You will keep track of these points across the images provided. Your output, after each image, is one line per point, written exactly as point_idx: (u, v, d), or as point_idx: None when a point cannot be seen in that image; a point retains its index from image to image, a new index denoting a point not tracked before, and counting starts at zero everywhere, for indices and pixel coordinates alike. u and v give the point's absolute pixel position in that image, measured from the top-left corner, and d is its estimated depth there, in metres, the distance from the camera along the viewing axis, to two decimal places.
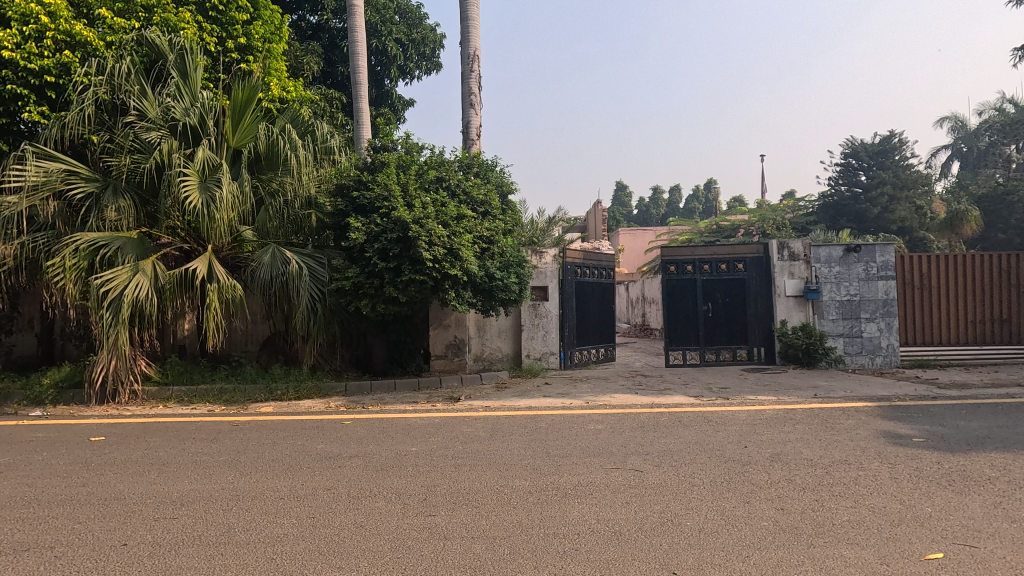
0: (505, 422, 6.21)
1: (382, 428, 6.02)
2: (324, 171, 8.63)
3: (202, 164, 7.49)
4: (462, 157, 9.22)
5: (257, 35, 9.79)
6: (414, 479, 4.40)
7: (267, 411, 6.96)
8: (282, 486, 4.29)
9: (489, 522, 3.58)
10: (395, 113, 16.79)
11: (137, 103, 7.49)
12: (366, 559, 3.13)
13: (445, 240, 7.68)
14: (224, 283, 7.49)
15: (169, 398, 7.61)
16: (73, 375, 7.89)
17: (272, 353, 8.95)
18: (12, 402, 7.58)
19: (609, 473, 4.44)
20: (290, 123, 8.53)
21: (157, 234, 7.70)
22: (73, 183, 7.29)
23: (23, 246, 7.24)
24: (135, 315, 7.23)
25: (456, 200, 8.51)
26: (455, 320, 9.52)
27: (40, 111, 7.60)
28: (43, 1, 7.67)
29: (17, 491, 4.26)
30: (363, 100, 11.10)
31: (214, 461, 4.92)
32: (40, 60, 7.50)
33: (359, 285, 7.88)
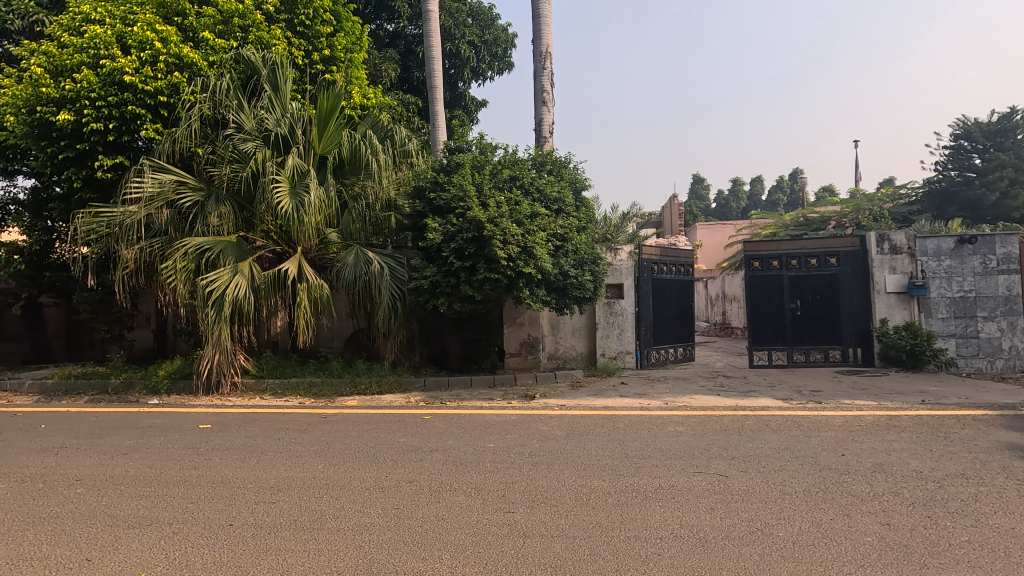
0: (581, 421, 6.15)
1: (460, 423, 6.15)
2: (402, 174, 8.96)
3: (292, 170, 8.00)
4: (535, 155, 9.23)
5: (340, 47, 10.31)
6: (492, 475, 4.45)
7: (352, 405, 7.33)
8: (367, 477, 4.48)
9: (568, 521, 3.55)
10: (468, 113, 17.09)
11: (235, 117, 8.11)
12: (449, 552, 3.20)
13: (519, 239, 7.73)
14: (313, 283, 7.99)
15: (265, 390, 8.20)
16: (183, 366, 8.66)
17: (356, 349, 9.40)
18: (134, 391, 8.44)
19: (692, 477, 4.27)
20: (371, 129, 8.95)
21: (253, 238, 8.30)
22: (182, 193, 8.00)
23: (142, 251, 7.99)
24: (235, 313, 7.84)
25: (530, 198, 8.54)
26: (528, 318, 9.54)
27: (155, 128, 8.34)
28: (156, 28, 8.42)
29: (140, 471, 4.73)
30: (439, 103, 11.37)
31: (306, 451, 5.24)
32: (155, 82, 8.22)
33: (436, 284, 8.09)
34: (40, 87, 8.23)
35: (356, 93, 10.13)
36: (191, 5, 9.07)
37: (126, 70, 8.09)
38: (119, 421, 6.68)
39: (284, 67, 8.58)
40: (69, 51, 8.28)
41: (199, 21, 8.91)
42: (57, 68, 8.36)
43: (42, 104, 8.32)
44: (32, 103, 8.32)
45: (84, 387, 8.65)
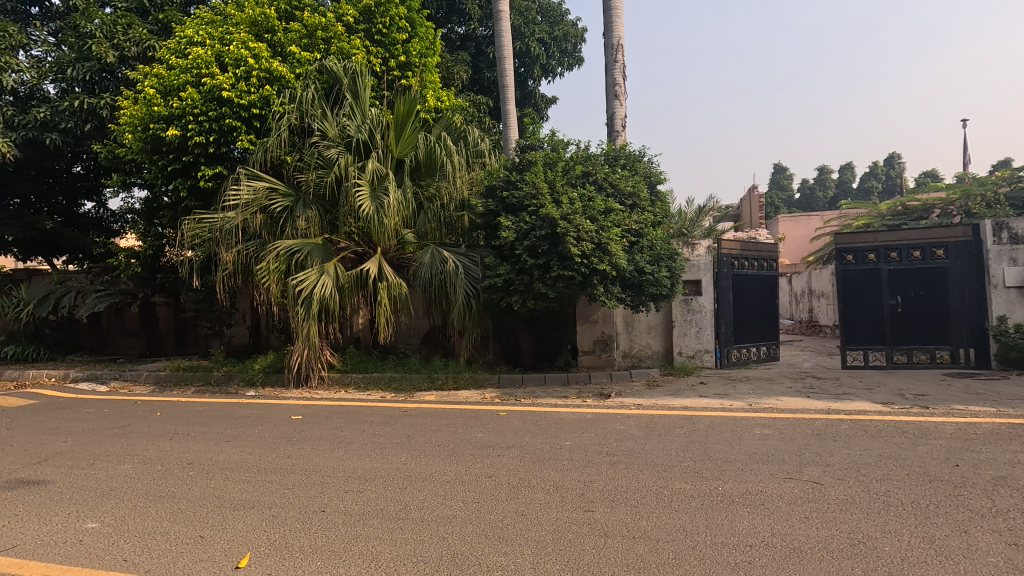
0: (659, 420, 6.00)
1: (536, 421, 6.18)
2: (475, 174, 9.12)
3: (372, 174, 8.37)
4: (608, 150, 9.08)
5: (414, 52, 10.57)
6: (570, 473, 4.43)
7: (430, 399, 7.56)
8: (448, 471, 4.59)
9: (651, 523, 3.47)
10: (538, 111, 17.11)
11: (320, 125, 8.58)
12: (530, 548, 3.22)
13: (593, 235, 7.67)
14: (392, 281, 8.35)
15: (349, 383, 8.66)
16: (276, 360, 9.28)
17: (433, 346, 9.69)
18: (234, 382, 9.14)
19: (782, 483, 4.05)
20: (445, 130, 9.18)
21: (337, 239, 8.74)
22: (274, 199, 8.52)
23: (239, 254, 8.59)
24: (322, 311, 8.29)
25: (604, 193, 8.43)
26: (602, 316, 9.42)
27: (249, 139, 8.96)
28: (249, 45, 9.03)
29: (242, 458, 5.11)
30: (510, 102, 11.43)
31: (389, 443, 5.45)
32: (248, 96, 8.82)
33: (510, 282, 8.15)
34: (151, 106, 9.02)
35: (430, 97, 10.35)
36: (279, 21, 9.66)
37: (224, 86, 8.73)
38: (222, 410, 7.26)
39: (363, 75, 8.98)
40: (175, 72, 9.03)
41: (286, 37, 9.47)
42: (166, 89, 9.14)
43: (153, 121, 9.13)
44: (145, 121, 9.14)
45: (191, 378, 9.47)
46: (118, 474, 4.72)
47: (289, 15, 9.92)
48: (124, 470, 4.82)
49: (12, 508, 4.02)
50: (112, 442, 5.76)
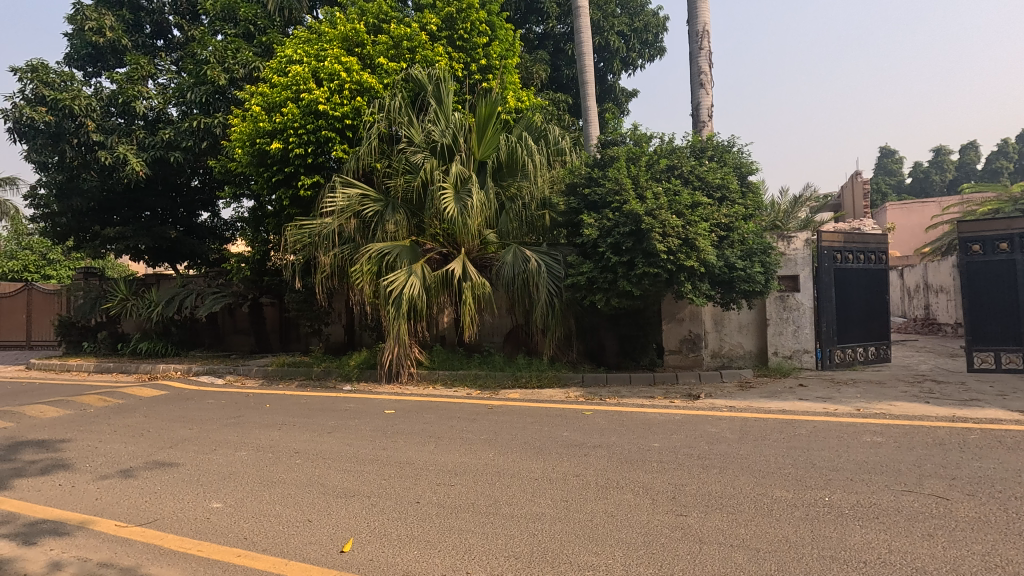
0: (754, 424, 5.71)
1: (622, 421, 6.08)
2: (556, 172, 9.15)
3: (456, 177, 8.64)
4: (694, 141, 8.75)
5: (494, 55, 10.73)
6: (660, 476, 4.32)
7: (515, 397, 7.66)
8: (535, 468, 4.63)
9: (749, 531, 3.31)
10: (619, 105, 16.82)
11: (407, 132, 8.96)
12: (621, 550, 3.17)
13: (680, 231, 7.44)
14: (476, 281, 8.55)
15: (436, 380, 8.97)
16: (369, 357, 9.77)
17: (515, 344, 9.81)
18: (332, 377, 9.76)
19: (899, 496, 3.71)
20: (526, 130, 9.25)
21: (424, 242, 9.08)
22: (366, 205, 8.95)
23: (335, 257, 9.09)
24: (410, 310, 8.64)
25: (690, 187, 8.16)
26: (689, 313, 9.12)
27: (343, 148, 9.51)
28: (342, 60, 9.56)
29: (342, 448, 5.45)
30: (591, 98, 11.29)
31: (477, 439, 5.59)
32: (341, 108, 9.36)
33: (593, 280, 8.04)
34: (258, 123, 9.78)
35: (511, 98, 10.45)
36: (367, 34, 10.14)
37: (320, 100, 9.31)
38: (322, 403, 7.78)
39: (446, 81, 9.28)
40: (278, 90, 9.73)
41: (375, 49, 9.94)
42: (270, 105, 9.88)
43: (259, 137, 9.90)
44: (253, 137, 9.94)
45: (294, 373, 10.22)
46: (236, 460, 5.18)
47: (377, 28, 10.39)
48: (241, 456, 5.30)
49: (152, 486, 4.55)
50: (229, 431, 6.34)
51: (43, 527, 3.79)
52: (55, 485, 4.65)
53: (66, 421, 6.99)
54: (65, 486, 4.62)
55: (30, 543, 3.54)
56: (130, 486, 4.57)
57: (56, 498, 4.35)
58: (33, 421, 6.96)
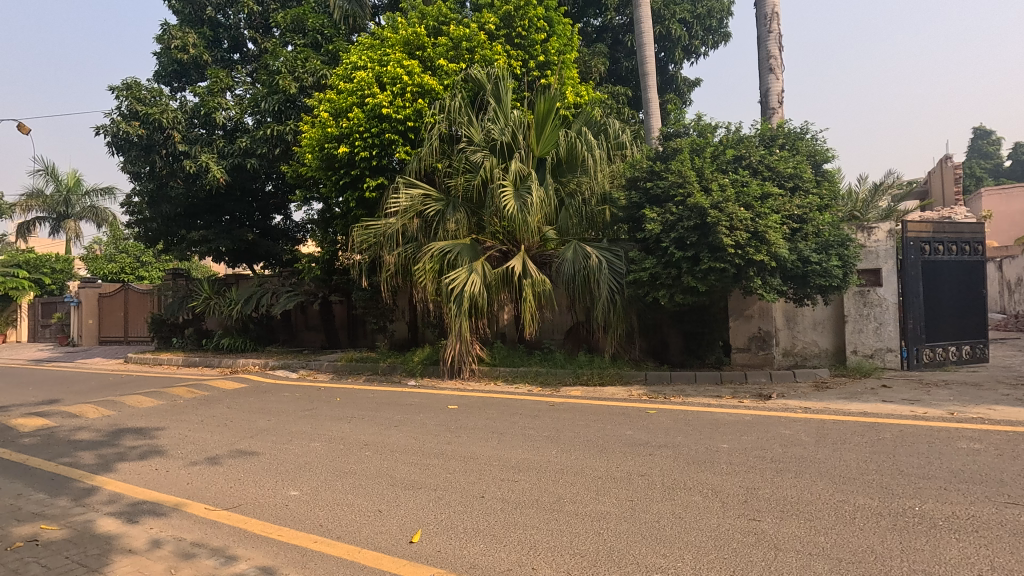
0: (832, 426, 5.40)
1: (688, 420, 5.92)
2: (616, 167, 9.06)
3: (515, 174, 8.69)
4: (763, 129, 8.36)
5: (553, 51, 10.68)
6: (730, 478, 4.16)
7: (576, 395, 7.62)
8: (599, 467, 4.59)
9: (829, 540, 3.13)
10: (681, 95, 16.37)
11: (467, 131, 9.09)
12: (691, 553, 3.09)
13: (748, 224, 7.14)
14: (537, 278, 8.56)
15: (497, 376, 9.05)
16: (432, 353, 10.03)
17: (577, 341, 9.69)
18: (398, 372, 10.07)
19: (1002, 509, 3.40)
20: (585, 125, 9.24)
21: (484, 240, 9.18)
22: (428, 205, 9.15)
23: (399, 256, 9.33)
24: (471, 307, 8.75)
25: (759, 177, 7.81)
26: (758, 310, 8.72)
27: (405, 150, 9.78)
28: (404, 64, 9.80)
29: (408, 442, 5.60)
30: (652, 90, 11.03)
31: (539, 436, 5.60)
32: (403, 111, 9.61)
33: (656, 276, 7.85)
34: (326, 128, 10.18)
35: (570, 93, 10.38)
36: (427, 37, 10.34)
37: (384, 104, 9.59)
38: (388, 398, 8.05)
39: (505, 79, 9.34)
40: (344, 96, 10.07)
41: (435, 52, 10.13)
42: (336, 111, 10.27)
43: (327, 141, 10.30)
44: (321, 142, 10.36)
45: (362, 369, 10.63)
46: (311, 450, 5.45)
47: (436, 31, 10.59)
48: (315, 447, 5.56)
49: (235, 473, 4.87)
50: (304, 423, 6.68)
51: (144, 507, 4.14)
52: (152, 469, 5.07)
53: (159, 411, 7.60)
54: (160, 470, 5.02)
55: (132, 521, 3.87)
56: (216, 472, 4.91)
57: (153, 481, 4.74)
58: (133, 410, 7.62)
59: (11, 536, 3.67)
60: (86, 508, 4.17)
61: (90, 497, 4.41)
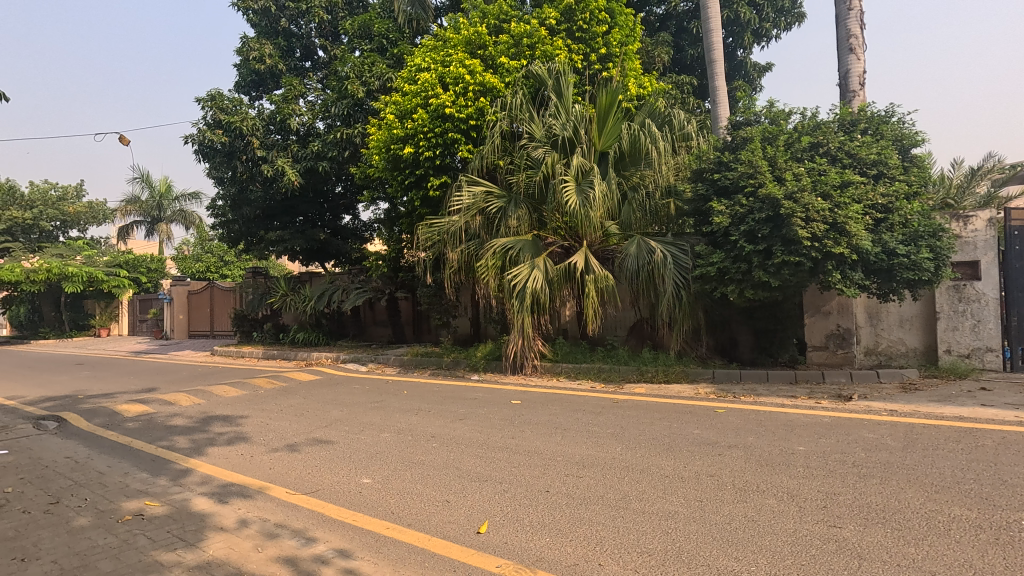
0: (922, 431, 5.02)
1: (760, 420, 5.68)
2: (681, 159, 8.83)
3: (577, 169, 8.64)
4: (843, 114, 7.88)
5: (615, 42, 10.51)
6: (807, 482, 3.96)
7: (640, 392, 7.49)
8: (666, 465, 4.50)
9: (920, 551, 2.93)
10: (750, 82, 15.70)
11: (528, 128, 9.12)
12: (765, 557, 2.98)
13: (826, 215, 6.75)
14: (600, 274, 8.50)
15: (560, 372, 9.07)
16: (495, 349, 10.15)
17: (641, 338, 9.48)
18: (461, 367, 10.28)
19: None
20: (649, 117, 9.05)
21: (546, 236, 9.17)
22: (490, 202, 9.24)
23: (462, 253, 9.46)
24: (533, 303, 8.78)
25: (838, 165, 7.37)
26: (837, 306, 8.20)
27: (468, 149, 9.94)
28: (466, 63, 9.93)
29: (473, 435, 5.72)
30: (719, 77, 10.63)
31: (603, 433, 5.56)
32: (466, 110, 9.76)
33: (725, 271, 7.55)
34: (391, 130, 10.48)
35: (633, 84, 10.18)
36: (489, 36, 10.42)
37: (447, 104, 9.76)
38: (453, 392, 8.23)
39: (566, 74, 9.29)
40: (409, 98, 10.31)
41: (496, 50, 10.21)
42: (401, 113, 10.55)
43: (392, 143, 10.62)
44: (387, 144, 10.69)
45: (427, 363, 10.92)
46: (381, 440, 5.67)
47: (498, 29, 10.64)
48: (385, 438, 5.78)
49: (313, 460, 5.14)
50: (374, 414, 6.96)
51: (232, 489, 4.46)
52: (239, 454, 5.44)
53: (244, 400, 8.13)
54: (246, 455, 5.39)
55: (223, 501, 4.18)
56: (296, 458, 5.20)
57: (241, 465, 5.09)
58: (221, 399, 8.20)
59: (121, 511, 4.06)
60: (182, 487, 4.54)
61: (186, 477, 4.79)
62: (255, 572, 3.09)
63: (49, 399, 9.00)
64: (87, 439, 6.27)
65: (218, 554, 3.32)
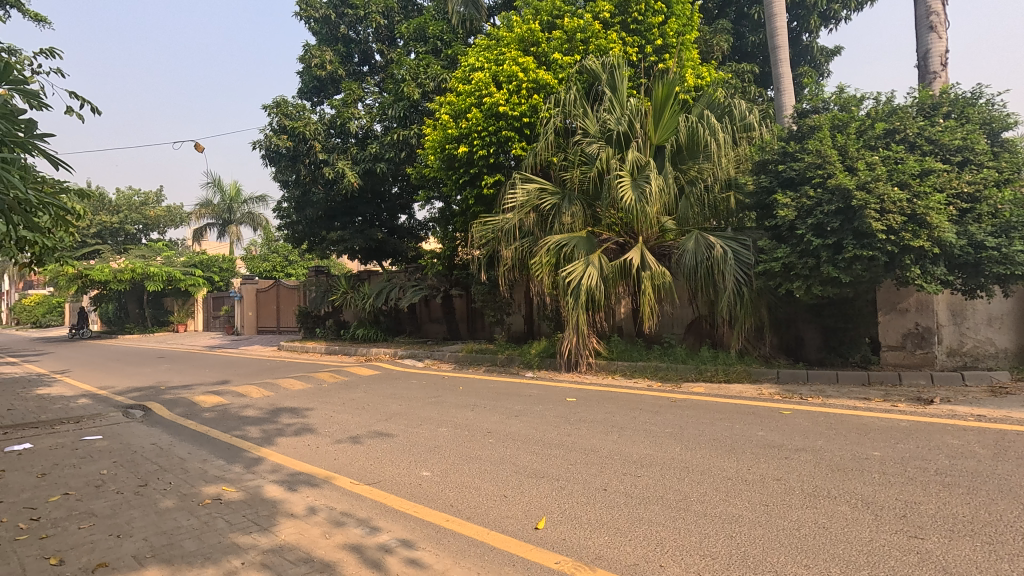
0: (1016, 439, 4.63)
1: (830, 423, 5.41)
2: (742, 150, 8.54)
3: (632, 164, 8.50)
4: (922, 97, 7.37)
5: (671, 33, 10.26)
6: (884, 489, 3.74)
7: (700, 392, 7.30)
8: (728, 467, 4.37)
9: (1015, 568, 2.71)
10: (816, 67, 14.93)
11: (582, 123, 9.05)
12: (838, 566, 2.84)
13: (904, 206, 6.34)
14: (656, 270, 8.33)
15: (615, 371, 8.94)
16: (549, 346, 10.13)
17: (699, 336, 9.20)
18: (515, 364, 10.34)
19: None
20: (707, 108, 8.78)
21: (600, 232, 9.07)
22: (544, 199, 9.22)
23: (516, 250, 9.49)
24: (588, 300, 8.70)
25: (916, 152, 6.91)
26: (916, 303, 7.51)
27: (522, 146, 9.98)
28: (519, 61, 9.97)
29: (529, 432, 5.74)
30: (783, 64, 10.16)
31: (662, 432, 5.44)
32: (519, 108, 9.79)
33: (790, 266, 7.22)
34: (446, 130, 10.63)
35: (690, 76, 9.92)
36: (542, 32, 10.39)
37: (501, 102, 9.82)
38: (508, 388, 8.30)
39: (621, 68, 9.19)
40: (463, 97, 10.42)
41: (550, 46, 10.18)
42: (455, 113, 10.69)
43: (447, 142, 10.78)
44: (442, 144, 10.86)
45: (482, 360, 11.04)
46: (438, 434, 5.79)
47: (551, 25, 10.60)
48: (443, 432, 5.90)
49: (374, 452, 5.32)
50: (431, 409, 7.12)
51: (301, 477, 4.68)
52: (306, 444, 5.70)
53: (308, 393, 8.51)
54: (312, 446, 5.64)
55: (293, 489, 4.39)
56: (359, 450, 5.40)
57: (308, 455, 5.33)
58: (288, 392, 8.62)
59: (201, 495, 4.34)
60: (255, 474, 4.80)
61: (258, 465, 5.07)
62: (324, 557, 3.24)
63: (135, 390, 9.74)
64: (170, 427, 6.74)
65: (289, 539, 3.49)
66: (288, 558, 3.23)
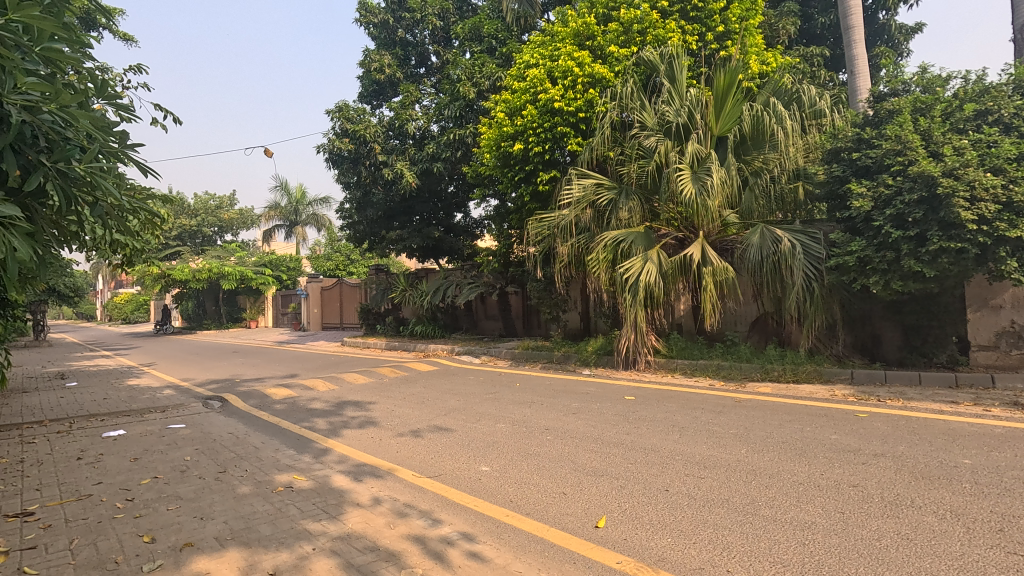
0: None
1: (912, 428, 5.06)
2: (812, 138, 8.12)
3: (692, 157, 8.24)
4: (1020, 74, 6.75)
5: (734, 18, 9.87)
6: (977, 501, 3.46)
7: (766, 392, 7.00)
8: (799, 471, 4.17)
9: None
10: (894, 47, 13.96)
11: (640, 116, 8.85)
12: None
13: (998, 192, 5.84)
14: (718, 265, 8.03)
15: (675, 369, 8.75)
16: (605, 343, 9.99)
17: (764, 334, 8.89)
18: (572, 361, 10.29)
19: None
20: (773, 96, 8.40)
21: (659, 227, 8.88)
22: (600, 194, 9.08)
23: (572, 247, 9.40)
24: (647, 297, 8.53)
25: (1013, 134, 6.35)
26: (1012, 299, 6.85)
27: (577, 142, 9.92)
28: (575, 56, 9.87)
29: (587, 430, 5.69)
30: (857, 44, 9.56)
31: (726, 433, 5.26)
32: (575, 103, 9.71)
33: (866, 260, 6.79)
34: (502, 128, 10.62)
35: (754, 62, 9.53)
36: (597, 25, 10.24)
37: (556, 98, 9.75)
38: (564, 385, 8.26)
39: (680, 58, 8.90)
40: (518, 95, 10.42)
41: (605, 39, 10.02)
42: (510, 110, 10.71)
43: (502, 141, 10.79)
44: (497, 142, 10.89)
45: (538, 356, 11.07)
46: (496, 430, 5.84)
47: (606, 17, 10.42)
48: (501, 428, 5.95)
49: (435, 446, 5.43)
50: (489, 405, 7.20)
51: (365, 469, 4.85)
52: (370, 437, 5.91)
53: (370, 387, 8.80)
54: (375, 438, 5.83)
55: (359, 480, 4.56)
56: (420, 444, 5.53)
57: (372, 447, 5.51)
58: (352, 386, 8.94)
59: (275, 482, 4.58)
60: (323, 465, 5.02)
61: (326, 456, 5.30)
62: (389, 546, 3.34)
63: (214, 382, 10.41)
64: (245, 418, 7.15)
65: (356, 528, 3.62)
66: (356, 546, 3.35)
